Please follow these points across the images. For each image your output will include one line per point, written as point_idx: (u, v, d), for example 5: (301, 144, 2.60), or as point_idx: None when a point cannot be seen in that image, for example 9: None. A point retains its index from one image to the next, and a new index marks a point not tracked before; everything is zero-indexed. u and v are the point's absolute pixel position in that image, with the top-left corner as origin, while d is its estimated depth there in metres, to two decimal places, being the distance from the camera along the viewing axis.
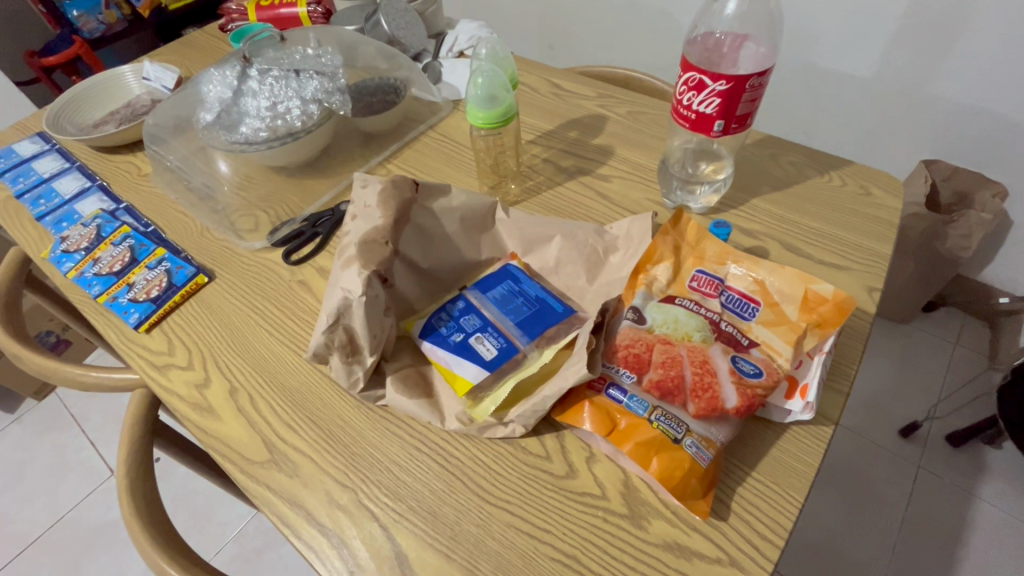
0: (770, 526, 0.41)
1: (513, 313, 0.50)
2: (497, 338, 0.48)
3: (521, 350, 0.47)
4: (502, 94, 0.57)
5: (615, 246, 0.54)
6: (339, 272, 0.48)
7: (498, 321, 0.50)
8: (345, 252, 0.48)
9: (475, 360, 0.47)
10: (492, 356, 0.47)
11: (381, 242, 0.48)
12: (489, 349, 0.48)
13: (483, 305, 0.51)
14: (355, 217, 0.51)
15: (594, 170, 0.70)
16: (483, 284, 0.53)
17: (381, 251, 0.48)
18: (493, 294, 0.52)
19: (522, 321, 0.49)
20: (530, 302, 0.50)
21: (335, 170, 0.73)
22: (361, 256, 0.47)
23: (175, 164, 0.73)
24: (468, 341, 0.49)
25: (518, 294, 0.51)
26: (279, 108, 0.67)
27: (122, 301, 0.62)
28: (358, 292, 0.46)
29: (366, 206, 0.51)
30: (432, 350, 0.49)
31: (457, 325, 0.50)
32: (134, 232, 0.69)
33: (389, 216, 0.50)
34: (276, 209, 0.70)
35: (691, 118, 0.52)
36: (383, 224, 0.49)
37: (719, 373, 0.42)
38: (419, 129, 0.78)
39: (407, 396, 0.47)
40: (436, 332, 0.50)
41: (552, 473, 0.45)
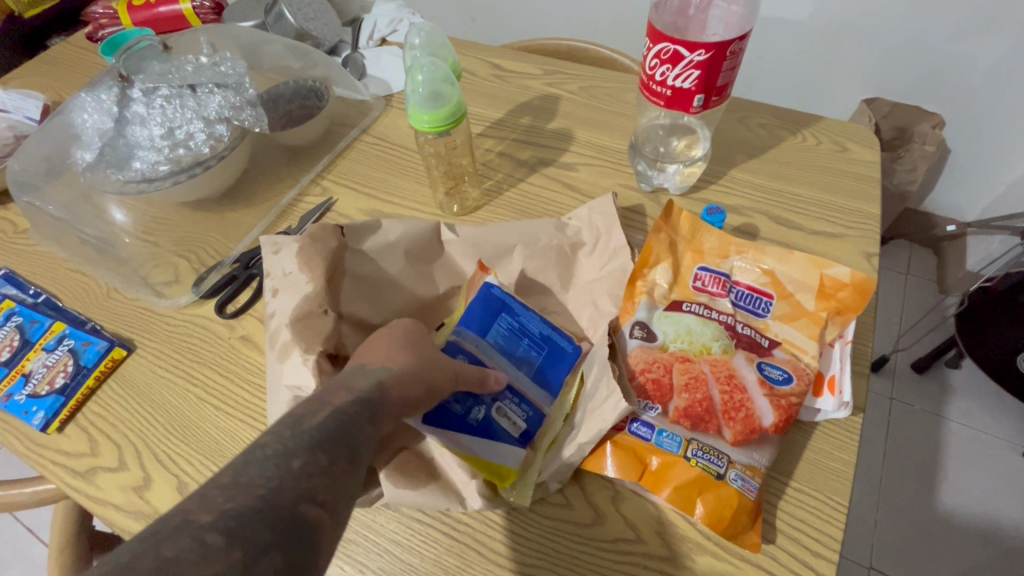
0: (822, 541, 0.37)
1: (524, 364, 0.43)
2: (523, 403, 0.41)
3: (546, 410, 0.42)
4: (447, 90, 0.49)
5: (582, 240, 0.47)
6: (279, 366, 0.39)
7: (511, 377, 0.42)
8: (280, 339, 0.40)
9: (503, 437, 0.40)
10: (523, 430, 0.40)
11: (319, 311, 0.40)
12: (517, 420, 0.41)
13: (488, 356, 0.43)
14: (278, 291, 0.43)
15: (556, 159, 0.63)
16: (478, 325, 0.44)
17: (320, 322, 0.40)
18: (494, 337, 0.43)
19: (539, 374, 0.43)
20: (540, 345, 0.44)
21: (261, 196, 0.63)
22: (299, 337, 0.39)
23: (57, 214, 0.59)
24: (491, 417, 0.40)
25: (521, 334, 0.44)
26: (178, 135, 0.55)
27: (19, 398, 0.50)
28: (306, 387, 0.37)
29: (287, 274, 0.43)
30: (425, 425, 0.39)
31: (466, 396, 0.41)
32: (21, 307, 0.56)
33: (320, 278, 0.42)
34: (197, 252, 0.59)
35: (666, 95, 0.46)
36: (314, 290, 0.41)
37: (749, 387, 0.37)
38: (351, 135, 0.68)
39: (412, 488, 0.37)
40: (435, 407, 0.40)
41: (577, 523, 0.40)
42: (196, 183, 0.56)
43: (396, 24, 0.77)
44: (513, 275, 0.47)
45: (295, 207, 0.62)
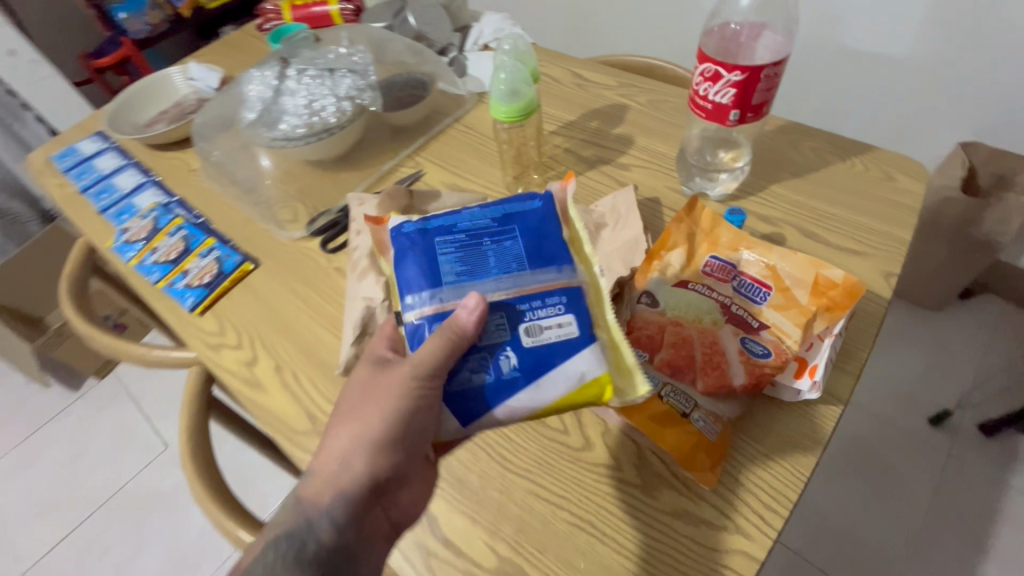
0: (777, 499, 0.43)
1: (499, 268, 0.43)
2: (546, 296, 0.41)
3: (579, 280, 0.43)
4: (524, 89, 0.60)
5: (604, 222, 0.61)
6: (358, 283, 0.54)
7: (498, 281, 0.42)
8: (360, 265, 0.54)
9: (562, 352, 0.40)
10: (567, 320, 0.41)
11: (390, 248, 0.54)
12: (568, 322, 0.41)
13: (458, 291, 0.41)
14: (362, 232, 0.57)
15: (613, 160, 0.72)
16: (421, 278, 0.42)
17: None
18: (462, 271, 0.42)
19: (528, 255, 0.43)
20: (498, 231, 0.44)
21: (367, 163, 0.77)
22: (374, 266, 0.53)
23: (219, 157, 0.80)
24: (529, 337, 0.40)
25: (483, 244, 0.44)
26: (315, 106, 0.71)
27: (179, 287, 0.67)
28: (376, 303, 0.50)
29: (369, 220, 0.57)
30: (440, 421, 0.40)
31: (474, 368, 0.40)
32: (187, 224, 0.74)
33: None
34: (313, 201, 0.75)
35: (708, 109, 0.54)
36: None
37: (728, 352, 0.44)
38: (445, 122, 0.81)
39: None
40: (455, 390, 0.39)
41: (569, 445, 0.48)
42: (321, 145, 0.72)
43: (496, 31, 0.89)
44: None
45: (392, 173, 0.76)
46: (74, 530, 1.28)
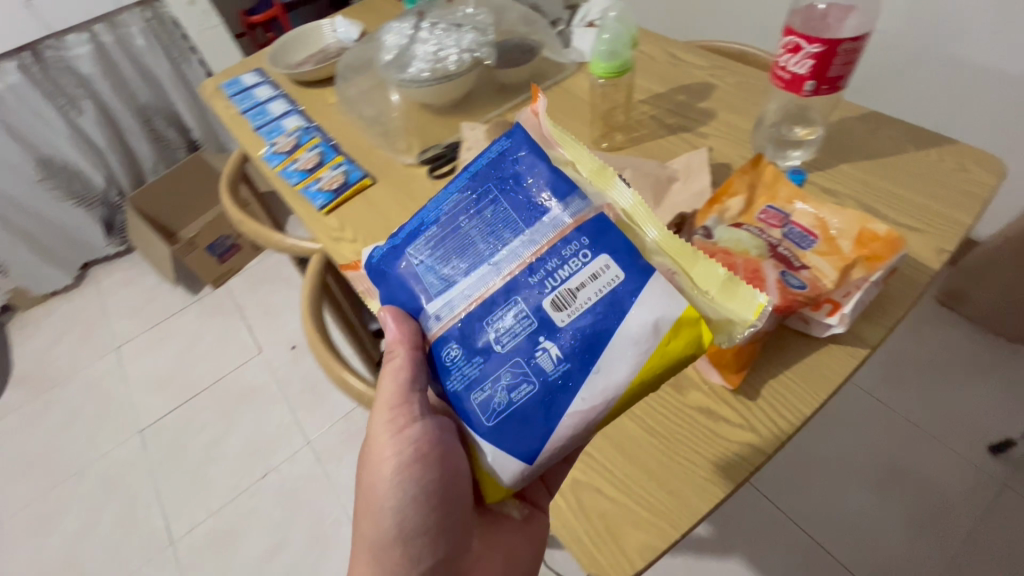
0: (791, 412, 0.50)
1: (493, 244, 0.43)
2: (559, 249, 0.41)
3: (598, 204, 0.42)
4: (623, 51, 0.69)
5: (676, 177, 0.69)
6: None
7: (497, 256, 0.43)
8: None
9: (613, 303, 0.40)
10: (604, 258, 0.41)
11: None
12: (602, 267, 0.41)
13: (451, 298, 0.43)
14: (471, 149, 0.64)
15: (694, 129, 0.79)
16: (412, 304, 0.44)
17: None
18: (456, 265, 0.43)
19: (517, 212, 0.43)
20: (472, 202, 0.45)
21: (474, 111, 0.89)
22: None
23: (352, 95, 0.96)
24: (562, 311, 0.41)
25: (464, 223, 0.44)
26: (441, 55, 0.83)
27: (313, 189, 0.82)
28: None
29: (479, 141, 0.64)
30: (491, 458, 0.41)
31: (507, 385, 0.41)
32: (323, 144, 0.90)
33: None
34: (425, 137, 0.88)
35: (785, 79, 0.60)
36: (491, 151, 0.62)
37: (767, 280, 0.51)
38: (545, 84, 0.92)
39: None
40: (503, 414, 0.41)
41: None
42: (440, 89, 0.84)
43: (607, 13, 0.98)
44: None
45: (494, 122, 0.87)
46: (177, 406, 1.50)
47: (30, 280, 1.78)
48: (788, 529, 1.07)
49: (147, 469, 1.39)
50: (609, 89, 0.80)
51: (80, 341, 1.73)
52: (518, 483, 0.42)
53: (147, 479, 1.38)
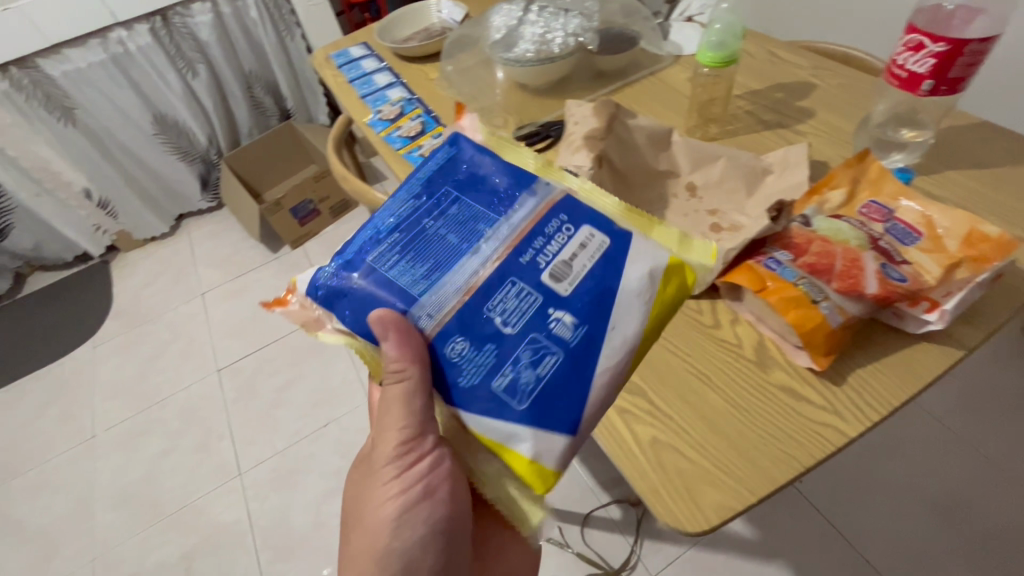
0: (878, 401, 0.51)
1: (472, 237, 0.46)
2: (542, 229, 0.46)
3: (557, 188, 0.48)
4: (732, 42, 0.70)
5: (771, 169, 0.70)
6: (568, 155, 0.63)
7: (479, 244, 0.46)
8: (574, 144, 0.64)
9: (608, 268, 0.45)
10: (583, 227, 0.46)
11: (598, 138, 0.64)
12: (586, 237, 0.46)
13: (441, 293, 0.44)
14: (577, 123, 0.66)
15: (791, 126, 0.79)
16: (397, 309, 0.44)
17: (598, 144, 0.63)
18: (435, 259, 0.46)
19: (482, 206, 0.48)
20: (432, 206, 0.48)
21: (570, 94, 0.93)
22: (588, 146, 0.63)
23: (450, 72, 1.03)
24: (555, 279, 0.44)
25: (427, 224, 0.47)
26: (547, 37, 0.87)
27: (415, 155, 0.88)
28: (586, 168, 0.61)
29: (584, 116, 0.66)
30: (534, 441, 0.42)
31: (526, 364, 0.43)
32: (424, 115, 0.96)
33: (602, 120, 0.65)
34: (522, 116, 0.92)
35: (902, 77, 0.60)
36: (598, 125, 0.64)
37: (866, 269, 0.52)
38: (641, 74, 0.94)
39: None
40: (535, 391, 0.43)
41: (704, 321, 0.60)
42: (542, 69, 0.88)
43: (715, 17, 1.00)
44: (711, 176, 0.71)
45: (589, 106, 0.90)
46: (251, 352, 1.62)
47: (133, 223, 1.95)
48: (837, 545, 1.06)
49: (222, 405, 1.51)
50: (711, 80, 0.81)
51: (171, 284, 1.89)
52: (563, 462, 0.44)
53: (222, 412, 1.50)
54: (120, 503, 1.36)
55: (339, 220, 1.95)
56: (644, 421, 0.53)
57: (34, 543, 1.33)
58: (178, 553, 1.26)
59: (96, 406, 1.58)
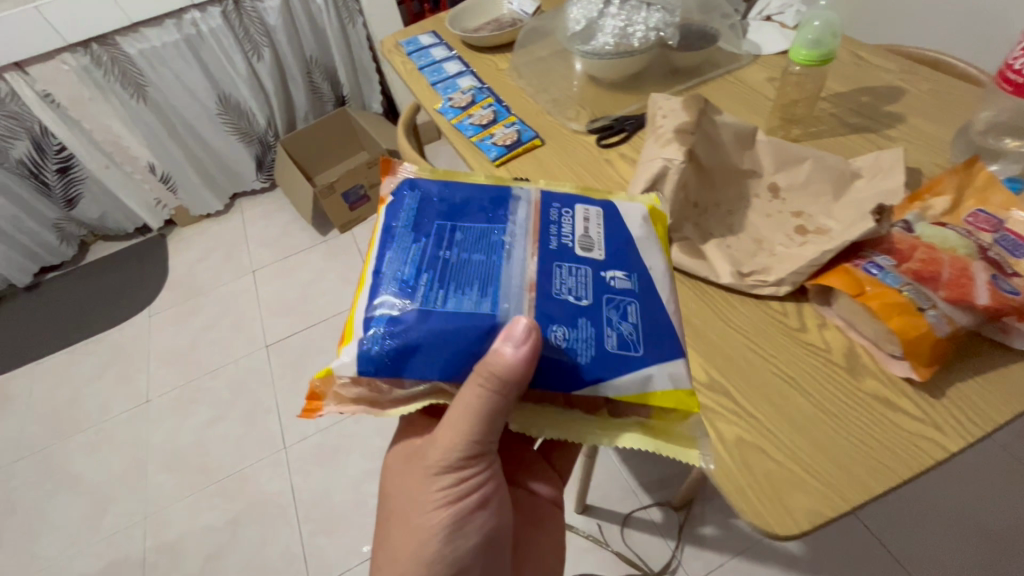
0: (983, 416, 0.49)
1: (495, 251, 0.48)
2: (550, 222, 0.51)
3: (527, 195, 0.53)
4: (829, 40, 0.68)
5: (861, 173, 0.68)
6: (657, 149, 0.63)
7: (509, 250, 0.48)
8: (663, 137, 0.64)
9: (614, 229, 0.53)
10: (570, 213, 0.52)
11: (689, 132, 0.63)
12: (581, 218, 0.52)
13: (515, 294, 0.46)
14: (665, 116, 0.66)
15: (880, 130, 0.77)
16: (480, 328, 0.44)
17: (689, 138, 0.62)
18: (473, 275, 0.47)
19: (482, 224, 0.50)
20: (436, 241, 0.49)
21: (644, 89, 0.92)
22: (679, 140, 0.62)
23: (521, 64, 1.04)
24: (583, 254, 0.50)
25: (444, 255, 0.48)
26: (628, 30, 0.86)
27: (487, 143, 0.89)
28: (679, 160, 0.60)
29: (673, 110, 0.66)
30: (665, 375, 0.46)
31: (618, 319, 0.47)
32: (495, 104, 0.96)
33: (692, 115, 0.64)
34: (595, 109, 0.92)
35: (1016, 83, 0.57)
36: (689, 120, 0.64)
37: (976, 280, 0.49)
38: (718, 72, 0.92)
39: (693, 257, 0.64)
40: (638, 336, 0.47)
41: (788, 324, 0.58)
42: (620, 63, 0.88)
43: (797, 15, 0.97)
44: (796, 177, 0.69)
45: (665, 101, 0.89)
46: (299, 331, 1.66)
47: (191, 200, 2.02)
48: (890, 567, 1.02)
49: (269, 380, 1.55)
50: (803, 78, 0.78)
51: (223, 260, 1.95)
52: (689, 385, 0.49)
53: (269, 387, 1.54)
54: (171, 466, 1.42)
55: None
56: (728, 421, 0.53)
57: (91, 497, 1.40)
58: (225, 518, 1.30)
59: (151, 372, 1.64)
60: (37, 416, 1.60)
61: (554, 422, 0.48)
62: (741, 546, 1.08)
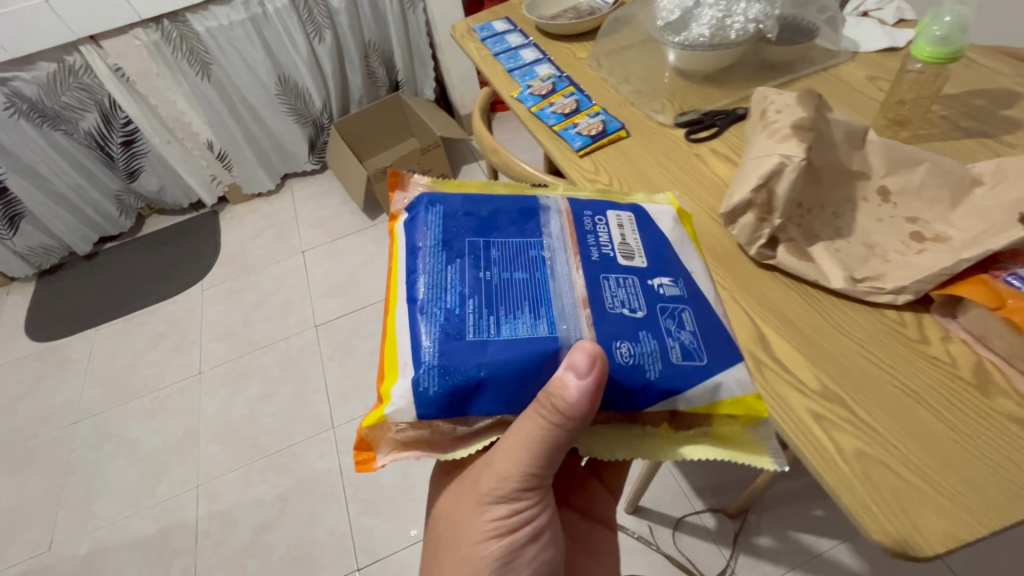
0: None
1: (538, 267, 0.51)
2: (584, 231, 0.55)
3: (548, 204, 0.57)
4: (959, 37, 0.64)
5: (982, 180, 0.60)
6: (772, 144, 0.60)
7: (552, 266, 0.51)
8: (778, 132, 0.61)
9: (649, 237, 0.57)
10: (599, 218, 0.56)
11: (807, 128, 0.60)
12: (615, 222, 0.57)
13: (569, 315, 0.48)
14: (779, 111, 0.63)
15: (998, 136, 0.72)
16: (542, 353, 0.46)
17: (807, 134, 0.59)
18: (521, 295, 0.49)
19: (515, 238, 0.53)
20: (473, 259, 0.51)
21: (734, 84, 0.89)
22: (796, 136, 0.59)
23: (600, 52, 1.02)
24: (619, 256, 0.54)
25: (484, 276, 0.50)
26: (726, 22, 0.82)
27: (571, 132, 0.87)
28: (797, 158, 0.58)
29: (787, 104, 0.63)
30: (731, 381, 0.49)
31: (677, 327, 0.50)
32: (577, 93, 0.94)
33: (809, 110, 0.61)
34: (681, 103, 0.89)
35: None
36: (806, 115, 0.61)
37: None
38: (813, 68, 0.88)
39: (801, 258, 0.61)
40: (698, 343, 0.50)
41: (908, 335, 0.56)
42: (715, 56, 0.84)
43: (898, 13, 0.93)
44: (909, 181, 0.64)
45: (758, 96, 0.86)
46: (348, 313, 1.68)
47: (245, 178, 2.06)
48: None
49: (319, 359, 1.57)
50: (925, 77, 0.72)
51: (274, 239, 1.98)
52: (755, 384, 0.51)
53: (319, 366, 1.56)
54: (224, 438, 1.45)
55: None
56: (846, 431, 0.51)
57: (147, 463, 1.44)
58: (275, 492, 1.33)
59: (204, 345, 1.68)
60: (98, 380, 1.66)
61: (620, 442, 0.51)
62: (799, 560, 1.05)
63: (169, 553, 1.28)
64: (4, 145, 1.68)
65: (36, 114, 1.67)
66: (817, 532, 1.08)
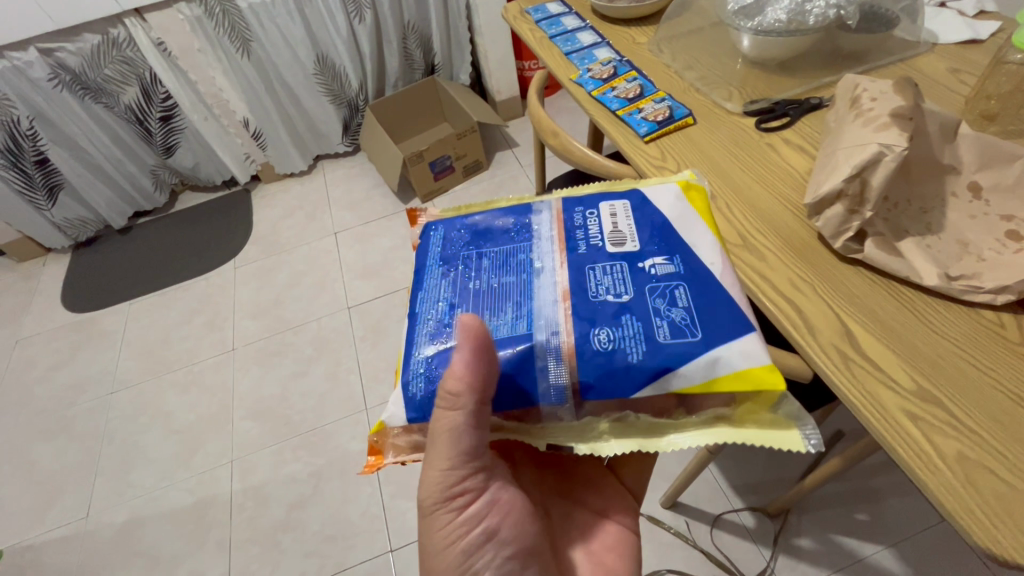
0: None
1: (524, 269, 0.51)
2: (575, 225, 0.54)
3: (545, 202, 0.57)
4: None
5: None
6: (869, 133, 0.58)
7: (539, 265, 0.51)
8: (875, 121, 0.58)
9: (645, 217, 0.54)
10: (590, 208, 0.55)
11: (907, 117, 0.57)
12: (609, 209, 0.55)
13: (549, 309, 0.48)
14: (874, 98, 0.60)
15: None
16: (518, 353, 0.46)
17: (908, 123, 0.57)
18: (505, 295, 0.50)
19: (510, 242, 0.54)
20: (464, 268, 0.52)
21: (805, 73, 0.86)
22: (896, 125, 0.57)
23: (663, 37, 0.99)
24: (610, 243, 0.52)
25: (472, 282, 0.51)
26: (805, 7, 0.80)
27: (636, 117, 0.85)
28: (898, 147, 0.55)
29: (884, 92, 0.60)
30: (730, 351, 0.45)
31: (667, 306, 0.47)
32: (641, 77, 0.92)
33: (908, 99, 0.58)
34: (749, 91, 0.86)
35: None
36: (907, 103, 0.58)
37: None
38: (890, 59, 0.85)
39: (891, 253, 0.59)
40: (692, 321, 0.47)
41: (1008, 337, 0.54)
42: (789, 42, 0.81)
43: (977, 4, 0.90)
44: (1004, 177, 0.60)
45: (831, 86, 0.83)
46: (382, 296, 1.67)
47: (278, 158, 2.05)
48: None
49: (352, 341, 1.57)
50: None
51: (306, 219, 1.98)
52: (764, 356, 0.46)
53: (353, 348, 1.56)
54: (257, 415, 1.46)
55: (469, 180, 1.97)
56: (946, 434, 0.49)
57: (181, 436, 1.46)
58: (308, 471, 1.33)
59: (236, 323, 1.69)
60: (133, 352, 1.68)
61: (615, 431, 0.49)
62: (842, 563, 1.04)
63: (204, 526, 1.30)
64: (47, 116, 1.69)
65: (79, 86, 1.68)
66: (860, 536, 1.06)
